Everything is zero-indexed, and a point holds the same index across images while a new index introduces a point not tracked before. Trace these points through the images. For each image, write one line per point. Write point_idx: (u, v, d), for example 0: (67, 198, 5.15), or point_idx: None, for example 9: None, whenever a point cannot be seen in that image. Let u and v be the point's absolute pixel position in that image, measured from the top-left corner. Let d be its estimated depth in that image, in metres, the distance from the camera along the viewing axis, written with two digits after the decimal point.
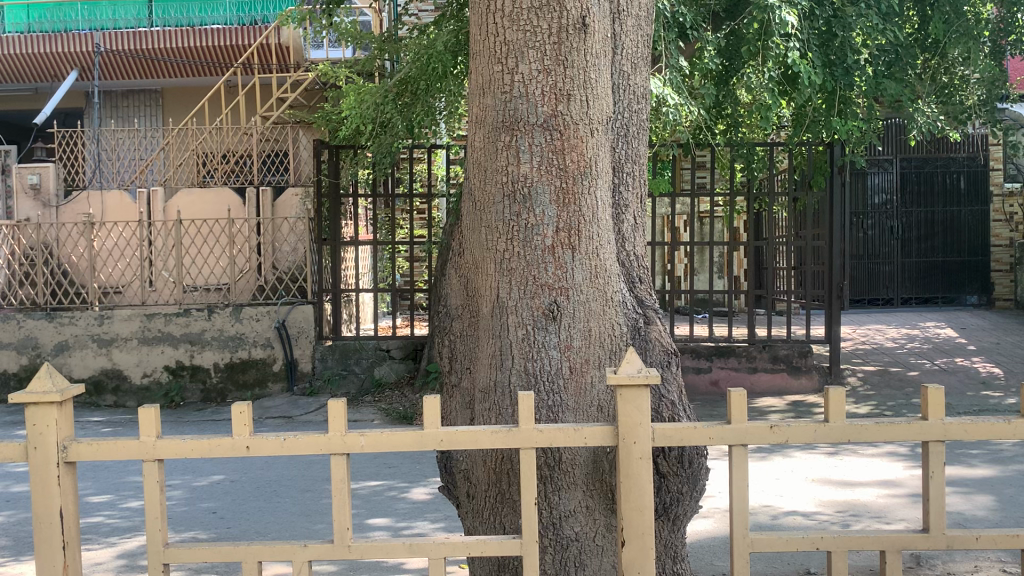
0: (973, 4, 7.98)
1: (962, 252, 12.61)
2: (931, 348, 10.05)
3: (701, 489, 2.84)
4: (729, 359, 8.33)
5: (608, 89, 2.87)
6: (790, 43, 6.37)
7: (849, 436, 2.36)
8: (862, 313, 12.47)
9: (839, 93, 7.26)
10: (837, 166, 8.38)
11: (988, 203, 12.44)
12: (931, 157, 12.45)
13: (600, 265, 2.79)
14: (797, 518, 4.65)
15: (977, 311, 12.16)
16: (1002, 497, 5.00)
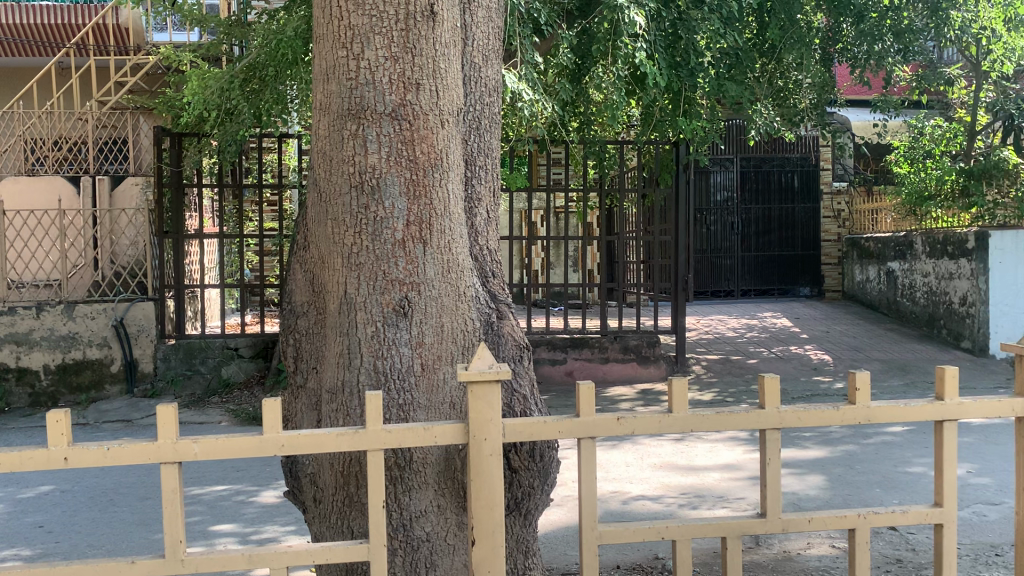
0: (805, 13, 8.48)
1: (796, 246, 13.43)
2: (768, 337, 10.64)
3: (553, 482, 2.84)
4: (582, 350, 8.50)
5: (458, 79, 2.82)
6: (638, 43, 6.50)
7: (690, 426, 2.41)
8: (706, 304, 13.05)
9: (684, 94, 7.55)
10: (682, 164, 8.70)
11: (819, 201, 13.27)
12: (767, 156, 13.20)
13: (452, 259, 2.74)
14: (645, 503, 4.79)
15: (809, 301, 12.97)
16: (831, 477, 5.34)
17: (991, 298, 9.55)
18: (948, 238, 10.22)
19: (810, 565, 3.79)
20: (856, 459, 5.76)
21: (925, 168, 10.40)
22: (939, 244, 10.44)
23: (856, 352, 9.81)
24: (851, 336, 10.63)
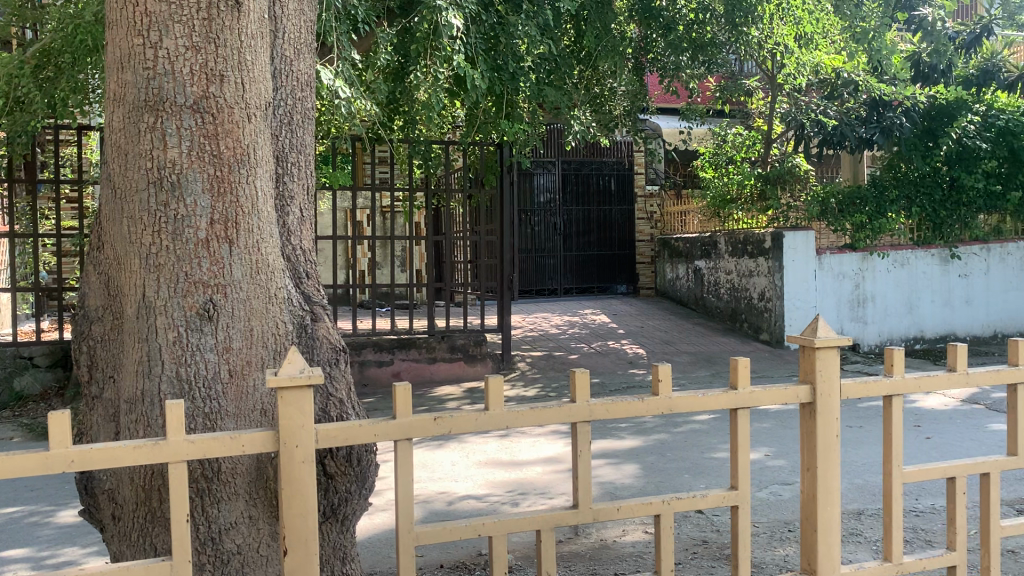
0: (618, 23, 8.87)
1: (614, 246, 14.03)
2: (589, 333, 11.02)
3: (371, 487, 2.79)
4: (409, 351, 8.45)
5: (265, 73, 2.73)
6: (456, 45, 6.54)
7: (504, 422, 2.41)
8: (530, 302, 13.33)
9: (506, 97, 7.69)
10: (506, 166, 8.85)
11: (634, 203, 13.95)
12: (586, 160, 13.67)
13: (261, 260, 2.64)
14: (470, 501, 4.83)
15: (626, 298, 13.57)
16: (645, 465, 5.61)
17: (786, 293, 10.32)
18: (748, 238, 10.97)
19: (625, 551, 3.98)
20: (667, 447, 6.08)
21: (728, 173, 11.36)
22: (740, 244, 11.18)
23: (668, 346, 10.35)
24: (664, 331, 11.21)
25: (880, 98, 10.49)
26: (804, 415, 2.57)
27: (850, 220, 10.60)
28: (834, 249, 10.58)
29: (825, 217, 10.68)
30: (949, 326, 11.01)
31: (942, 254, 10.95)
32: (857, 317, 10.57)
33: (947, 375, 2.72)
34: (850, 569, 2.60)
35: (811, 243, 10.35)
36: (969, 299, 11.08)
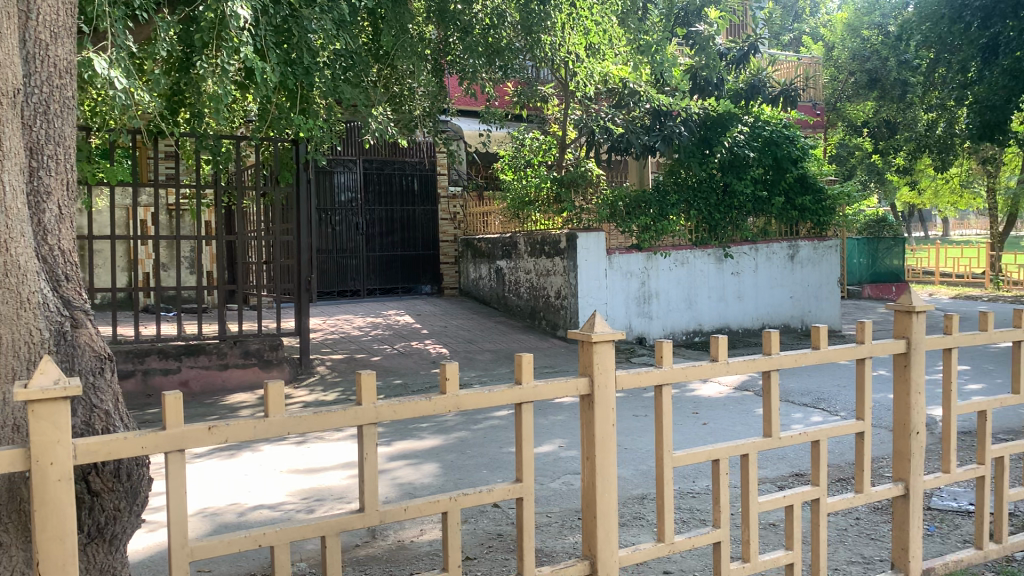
0: (416, 24, 8.87)
1: (417, 246, 14.05)
2: (391, 334, 10.96)
3: (143, 502, 2.64)
4: (198, 358, 8.04)
5: (14, 57, 2.50)
6: (244, 37, 6.27)
7: (286, 428, 2.27)
8: (331, 304, 13.05)
9: (300, 92, 7.49)
10: (301, 163, 8.61)
11: (436, 204, 14.03)
12: (388, 160, 13.57)
13: (9, 260, 2.41)
14: (263, 511, 4.67)
15: (430, 298, 13.63)
16: (444, 463, 5.66)
17: (580, 290, 10.75)
18: (545, 239, 11.31)
19: (421, 551, 4.00)
20: (466, 445, 6.16)
21: (525, 175, 11.70)
22: (538, 245, 11.53)
23: (470, 345, 10.50)
24: (466, 330, 11.36)
25: (662, 107, 11.16)
26: (583, 407, 2.67)
27: (636, 222, 11.17)
28: (623, 249, 11.13)
29: (614, 218, 11.19)
30: (724, 319, 11.93)
31: (717, 253, 11.84)
32: (644, 313, 11.22)
33: (710, 365, 2.93)
34: (628, 553, 2.74)
35: (602, 244, 10.87)
36: (741, 294, 12.06)
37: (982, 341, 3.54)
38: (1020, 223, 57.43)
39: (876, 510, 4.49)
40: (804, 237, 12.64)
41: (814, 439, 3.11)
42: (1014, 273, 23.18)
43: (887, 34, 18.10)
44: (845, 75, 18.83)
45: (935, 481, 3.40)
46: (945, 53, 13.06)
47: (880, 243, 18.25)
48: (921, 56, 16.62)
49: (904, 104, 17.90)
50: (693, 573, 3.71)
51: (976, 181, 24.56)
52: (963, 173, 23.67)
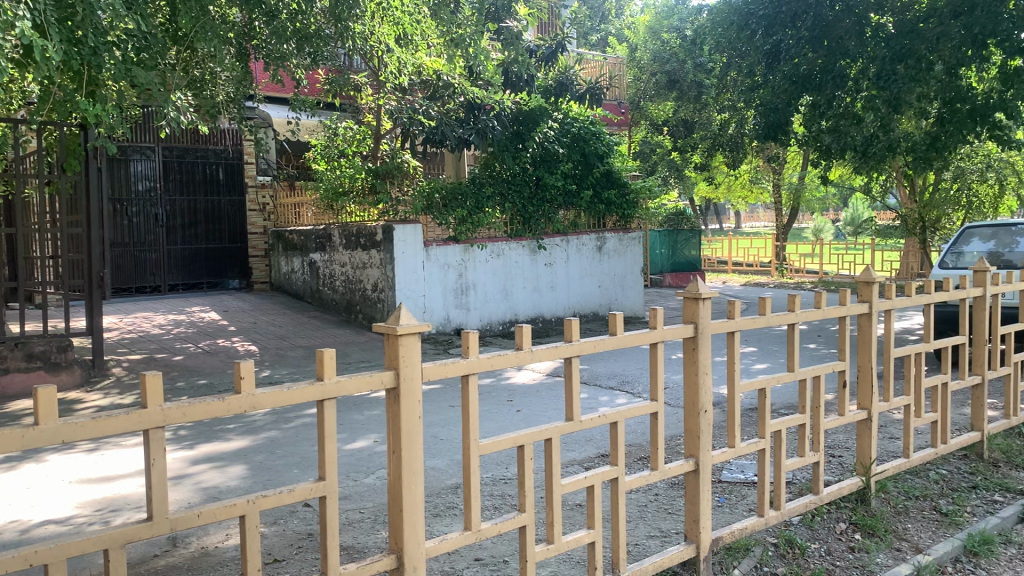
0: (219, 8, 8.45)
1: (223, 238, 13.42)
2: (196, 331, 10.42)
3: None
4: None
5: None
6: (21, 11, 5.67)
7: (62, 436, 2.09)
8: (129, 301, 12.21)
9: (87, 74, 6.91)
10: (90, 150, 7.95)
11: (244, 194, 13.47)
12: (191, 147, 12.86)
13: None
14: (48, 527, 4.30)
15: (238, 294, 13.08)
16: (252, 465, 5.45)
17: (397, 283, 10.63)
18: (360, 231, 11.15)
19: (226, 557, 3.83)
20: (276, 444, 5.97)
21: (340, 166, 11.45)
22: (353, 237, 11.34)
23: (281, 341, 10.17)
24: (277, 326, 11.00)
25: (475, 101, 11.22)
26: (389, 400, 2.63)
27: (453, 214, 11.20)
28: (439, 241, 11.14)
29: (431, 211, 11.11)
30: (538, 309, 12.25)
31: (531, 245, 12.13)
32: (461, 304, 11.31)
33: (515, 353, 2.98)
34: (434, 544, 2.73)
35: (419, 236, 10.83)
36: (554, 285, 12.42)
37: (762, 324, 3.82)
38: (801, 216, 62.75)
39: (673, 485, 4.77)
40: (610, 230, 13.21)
41: (612, 421, 3.25)
42: (795, 261, 25.34)
43: (684, 37, 19.19)
44: (647, 75, 19.79)
45: (723, 456, 3.64)
46: (735, 58, 14.03)
47: (680, 235, 19.44)
48: (714, 60, 17.76)
49: (699, 104, 19.06)
50: (503, 558, 3.79)
51: (762, 178, 26.60)
52: (752, 170, 25.54)
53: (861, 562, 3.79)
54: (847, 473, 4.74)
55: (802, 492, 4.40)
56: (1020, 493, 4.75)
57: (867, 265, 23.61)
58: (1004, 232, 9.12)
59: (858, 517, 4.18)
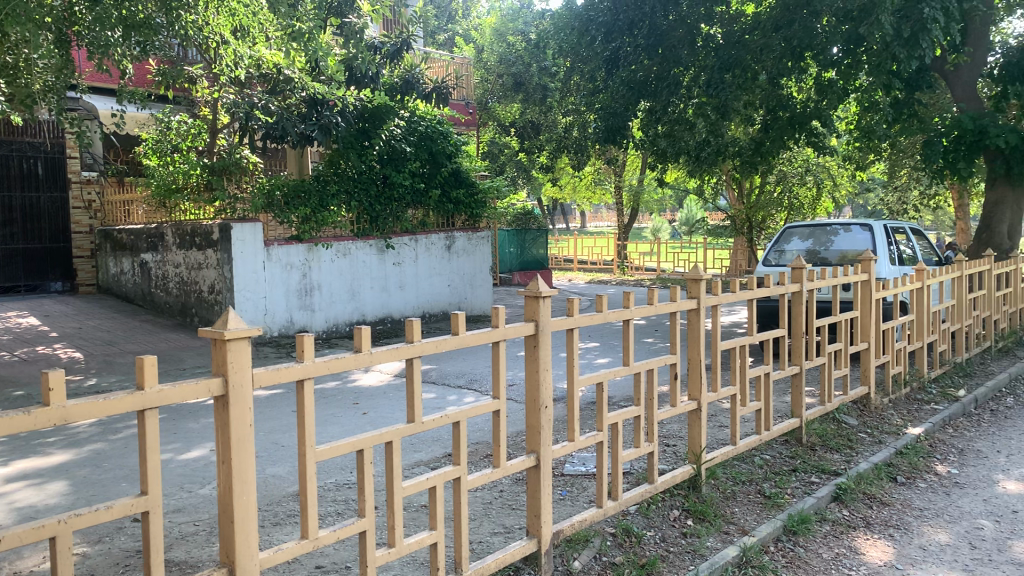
0: None
1: (44, 239, 12.44)
2: (12, 338, 9.62)
3: None
4: None
5: None
6: None
7: None
8: None
9: None
10: None
11: (67, 190, 12.58)
12: (4, 139, 11.89)
13: None
14: None
15: (61, 297, 12.19)
16: (76, 480, 5.09)
17: (236, 284, 10.19)
18: (195, 230, 10.64)
19: None
20: (103, 457, 5.60)
21: (173, 161, 10.87)
22: (187, 237, 10.83)
23: (110, 347, 9.57)
24: (106, 331, 10.33)
25: (317, 95, 10.92)
26: (217, 409, 2.51)
27: (295, 213, 10.90)
28: (281, 241, 10.78)
29: (272, 209, 10.78)
30: (386, 309, 12.13)
31: (378, 244, 11.97)
32: (305, 305, 11.01)
33: (353, 356, 2.91)
34: (268, 554, 2.63)
35: (259, 235, 10.44)
36: (402, 284, 12.32)
37: (599, 320, 3.92)
38: (643, 217, 65.39)
39: (516, 481, 4.84)
40: (460, 229, 13.25)
41: (454, 421, 3.24)
42: (636, 260, 26.37)
43: (529, 40, 19.53)
44: (493, 76, 19.96)
45: (563, 450, 3.72)
46: (577, 62, 14.34)
47: (528, 234, 19.74)
48: (558, 64, 18.15)
49: (544, 106, 19.44)
50: (345, 564, 3.72)
51: (606, 180, 27.52)
52: (595, 171, 26.30)
53: (692, 547, 3.96)
54: (680, 461, 4.96)
55: (638, 482, 4.56)
56: (833, 473, 5.14)
57: (702, 263, 24.85)
58: (821, 232, 9.79)
59: (690, 503, 4.38)
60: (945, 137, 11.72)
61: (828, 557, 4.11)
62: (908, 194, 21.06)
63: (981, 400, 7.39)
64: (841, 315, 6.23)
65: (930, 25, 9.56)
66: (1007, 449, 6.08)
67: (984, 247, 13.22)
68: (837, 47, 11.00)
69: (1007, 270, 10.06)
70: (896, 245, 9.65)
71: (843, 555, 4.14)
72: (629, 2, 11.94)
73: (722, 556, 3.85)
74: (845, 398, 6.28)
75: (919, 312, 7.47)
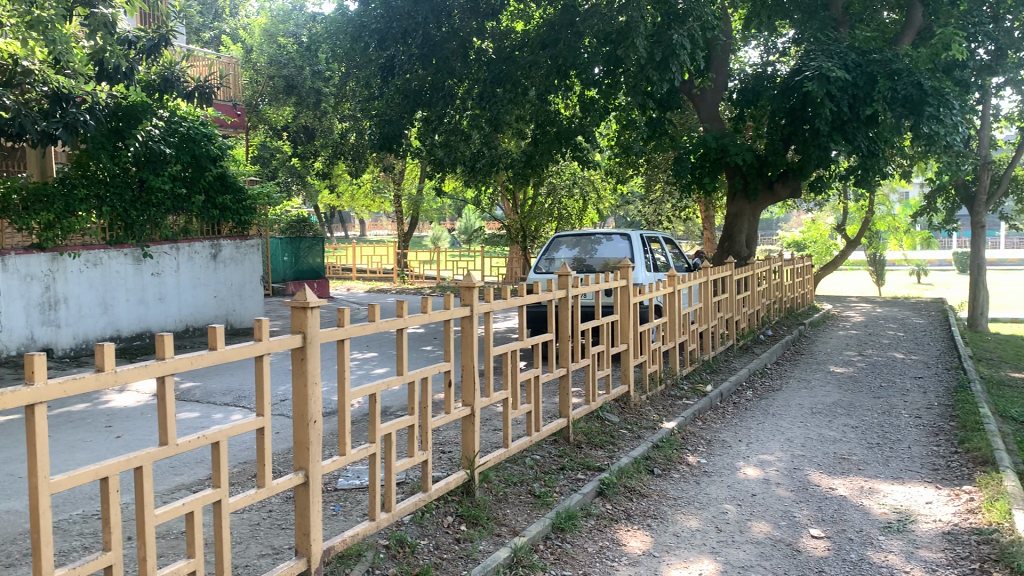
0: None
1: None
2: None
3: None
4: None
5: None
6: None
7: None
8: None
9: None
10: None
11: None
12: None
13: None
14: None
15: None
16: None
17: None
18: None
19: None
20: None
21: None
22: None
23: None
24: None
25: (62, 90, 9.83)
26: None
27: (37, 218, 9.88)
28: (19, 250, 9.73)
29: (7, 213, 9.67)
30: (143, 322, 11.28)
31: (134, 253, 11.14)
32: (49, 321, 10.00)
33: (96, 376, 2.64)
34: None
35: None
36: (162, 295, 11.53)
37: (371, 330, 3.82)
38: (422, 226, 65.76)
39: (286, 499, 4.67)
40: (226, 236, 12.65)
41: (214, 441, 3.05)
42: (415, 268, 26.48)
43: (301, 43, 18.75)
44: (264, 78, 19.14)
45: (333, 465, 3.61)
46: (351, 68, 14.09)
47: (303, 242, 19.07)
48: (333, 69, 17.88)
49: (318, 112, 18.97)
50: None
51: (384, 189, 27.41)
52: (373, 179, 26.05)
53: (465, 552, 4.00)
54: (454, 468, 5.00)
55: (412, 491, 4.53)
56: (598, 469, 5.40)
57: (479, 271, 25.40)
58: (586, 241, 10.29)
59: (464, 508, 4.42)
60: (693, 154, 12.77)
61: (593, 550, 4.31)
62: (663, 206, 22.71)
63: (725, 394, 8.09)
64: (603, 319, 6.55)
65: (678, 51, 10.39)
66: (747, 438, 6.69)
67: (726, 255, 14.55)
68: (597, 68, 11.63)
69: (746, 276, 11.12)
70: (651, 253, 10.37)
71: (606, 547, 4.36)
72: (402, 11, 11.73)
73: (494, 559, 3.91)
74: (608, 397, 6.63)
75: (672, 314, 8.06)
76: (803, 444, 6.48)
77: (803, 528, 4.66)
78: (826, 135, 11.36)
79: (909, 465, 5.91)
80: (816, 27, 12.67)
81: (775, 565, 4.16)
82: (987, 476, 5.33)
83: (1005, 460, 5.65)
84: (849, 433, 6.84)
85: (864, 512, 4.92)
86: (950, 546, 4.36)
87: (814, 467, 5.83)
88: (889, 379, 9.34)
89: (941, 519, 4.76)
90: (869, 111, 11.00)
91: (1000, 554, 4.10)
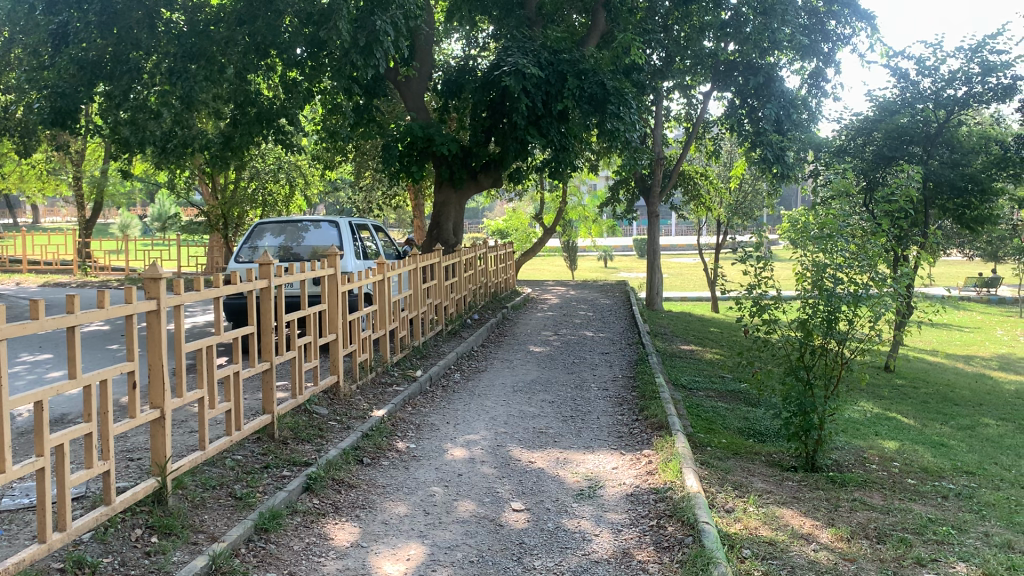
0: None
1: None
2: None
3: None
4: None
5: None
6: None
7: None
8: None
9: None
10: None
11: None
12: None
13: None
14: None
15: None
16: None
17: None
18: None
19: None
20: None
21: None
22: None
23: None
24: None
25: None
26: None
27: None
28: None
29: None
30: None
31: None
32: None
33: None
34: None
35: None
36: None
37: (34, 329, 3.36)
38: (105, 212, 59.91)
39: None
40: None
41: None
42: (99, 259, 24.03)
43: None
44: None
45: None
46: (14, 32, 12.40)
47: None
48: None
49: None
50: None
51: (60, 170, 24.52)
52: (45, 159, 23.20)
53: (155, 566, 3.68)
54: (143, 476, 4.59)
55: (93, 505, 4.08)
56: (304, 464, 5.23)
57: (175, 261, 23.64)
58: (292, 228, 9.95)
59: (154, 519, 4.06)
60: (400, 142, 12.81)
61: (299, 548, 4.17)
62: (372, 194, 22.61)
63: (433, 378, 8.24)
64: (309, 309, 6.34)
65: (382, 38, 10.37)
66: (454, 420, 6.86)
67: (435, 243, 14.80)
68: (300, 48, 11.28)
69: (453, 261, 11.42)
70: (360, 241, 10.31)
71: (313, 544, 4.25)
72: None
73: (189, 568, 3.65)
74: (315, 389, 6.44)
75: (381, 301, 8.03)
76: (506, 422, 6.77)
77: (505, 503, 4.86)
78: (524, 129, 11.94)
79: (597, 434, 6.41)
80: (513, 26, 13.34)
81: (479, 542, 4.29)
82: (662, 439, 5.91)
83: (676, 424, 6.32)
84: (547, 408, 7.28)
85: (559, 481, 5.25)
86: (633, 507, 4.78)
87: (515, 443, 6.12)
88: (580, 356, 10.07)
89: (625, 482, 5.21)
90: (560, 107, 11.77)
91: (673, 509, 4.56)
